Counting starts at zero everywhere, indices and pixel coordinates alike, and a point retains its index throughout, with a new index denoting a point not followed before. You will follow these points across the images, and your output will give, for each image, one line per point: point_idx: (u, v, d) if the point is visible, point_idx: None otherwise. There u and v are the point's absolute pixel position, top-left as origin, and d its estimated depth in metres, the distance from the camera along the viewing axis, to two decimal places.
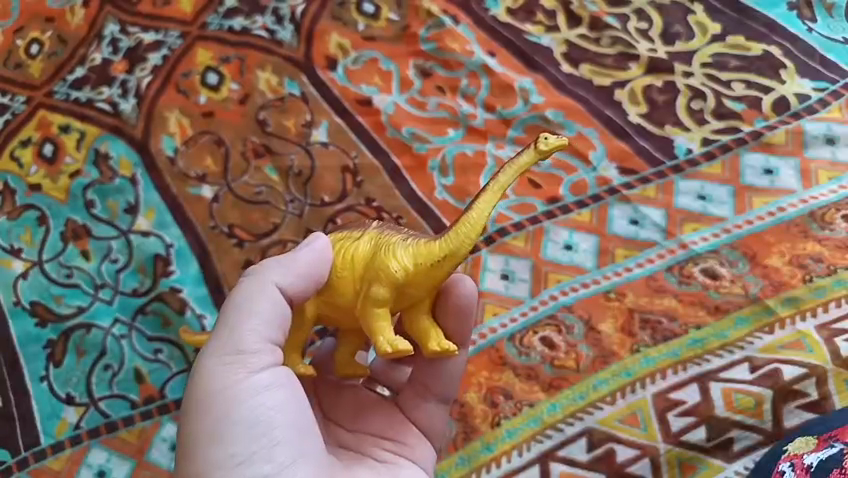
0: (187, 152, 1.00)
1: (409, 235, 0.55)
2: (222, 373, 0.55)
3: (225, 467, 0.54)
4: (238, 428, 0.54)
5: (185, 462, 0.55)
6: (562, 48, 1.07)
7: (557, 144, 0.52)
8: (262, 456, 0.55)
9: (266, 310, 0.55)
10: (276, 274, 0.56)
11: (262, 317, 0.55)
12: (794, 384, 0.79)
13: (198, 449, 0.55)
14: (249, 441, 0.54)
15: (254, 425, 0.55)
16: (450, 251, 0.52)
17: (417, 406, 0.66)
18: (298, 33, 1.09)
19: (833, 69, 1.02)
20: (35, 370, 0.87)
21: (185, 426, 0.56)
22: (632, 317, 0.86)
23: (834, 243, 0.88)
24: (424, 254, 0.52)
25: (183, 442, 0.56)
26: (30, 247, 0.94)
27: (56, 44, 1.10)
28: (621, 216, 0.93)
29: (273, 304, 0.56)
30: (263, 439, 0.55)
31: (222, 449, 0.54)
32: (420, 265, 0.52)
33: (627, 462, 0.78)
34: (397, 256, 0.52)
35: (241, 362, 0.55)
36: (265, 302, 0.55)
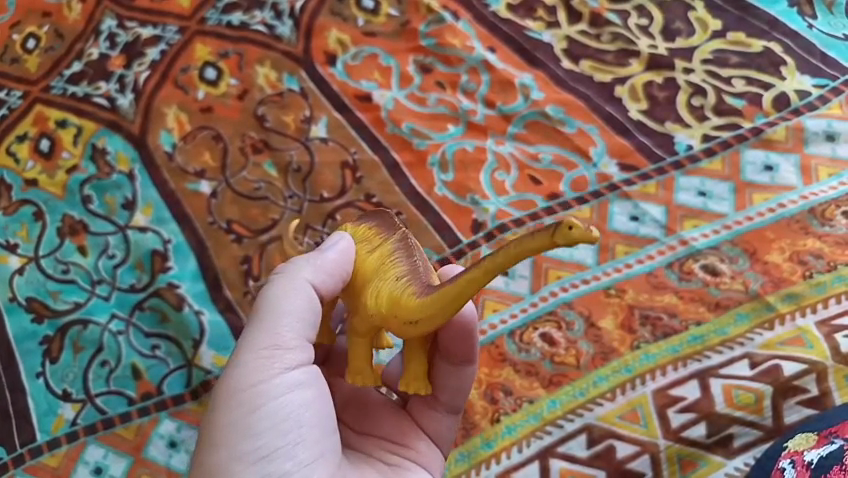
0: (185, 147, 0.99)
1: (405, 270, 0.52)
2: (256, 365, 0.55)
3: (248, 460, 0.54)
4: (266, 422, 0.54)
5: (207, 452, 0.55)
6: (563, 45, 1.07)
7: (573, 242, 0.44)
8: (286, 453, 0.54)
9: (301, 307, 0.56)
10: (310, 269, 0.56)
11: (298, 312, 0.56)
12: (795, 380, 0.79)
13: (223, 440, 0.54)
14: (275, 436, 0.54)
15: (281, 421, 0.55)
16: (419, 315, 0.49)
17: (425, 414, 0.66)
18: (297, 28, 1.08)
19: (833, 66, 1.02)
20: (31, 366, 0.86)
21: (212, 415, 0.55)
22: (633, 313, 0.86)
23: (834, 239, 0.88)
24: (400, 306, 0.50)
25: (208, 431, 0.55)
26: (26, 242, 0.94)
27: (53, 39, 1.09)
28: (622, 212, 0.93)
29: (307, 300, 0.56)
30: (289, 436, 0.55)
31: (247, 442, 0.54)
32: (391, 314, 0.51)
33: (627, 459, 0.77)
34: (374, 301, 0.52)
35: (276, 357, 0.55)
36: (300, 298, 0.56)
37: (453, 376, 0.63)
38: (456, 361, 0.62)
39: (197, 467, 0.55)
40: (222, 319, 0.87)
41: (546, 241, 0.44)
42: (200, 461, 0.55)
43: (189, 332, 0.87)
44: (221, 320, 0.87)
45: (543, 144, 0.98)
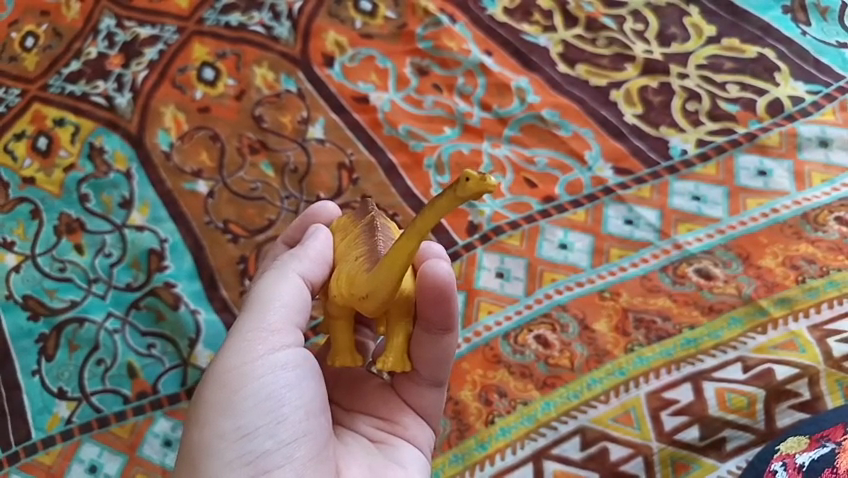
0: (182, 147, 0.99)
1: (363, 253, 0.57)
2: (242, 346, 0.57)
3: (230, 438, 0.54)
4: (249, 400, 0.55)
5: (192, 433, 0.55)
6: (559, 48, 1.08)
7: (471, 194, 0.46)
8: (268, 431, 0.55)
9: (292, 295, 0.59)
10: (298, 262, 0.60)
11: (284, 298, 0.58)
12: (787, 384, 0.79)
13: (207, 419, 0.55)
14: (257, 414, 0.55)
15: (264, 399, 0.55)
16: (368, 291, 0.54)
17: (409, 388, 0.66)
18: (295, 29, 1.09)
19: (826, 72, 1.03)
20: (27, 364, 0.86)
21: (199, 397, 0.56)
22: (626, 316, 0.86)
23: (827, 244, 0.89)
24: (354, 285, 0.55)
25: (194, 413, 0.56)
26: (23, 240, 0.94)
27: (52, 38, 1.10)
28: (617, 215, 0.94)
29: (294, 289, 0.59)
30: (271, 414, 0.55)
31: (230, 420, 0.54)
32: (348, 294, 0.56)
33: (621, 461, 0.78)
34: (336, 283, 0.58)
35: (262, 338, 0.57)
36: (291, 287, 0.59)
37: (432, 347, 0.62)
38: (435, 332, 0.61)
39: (182, 449, 0.55)
40: (218, 319, 0.88)
41: (451, 199, 0.47)
42: (185, 443, 0.55)
43: (185, 331, 0.87)
44: (217, 320, 0.88)
45: (540, 148, 0.99)
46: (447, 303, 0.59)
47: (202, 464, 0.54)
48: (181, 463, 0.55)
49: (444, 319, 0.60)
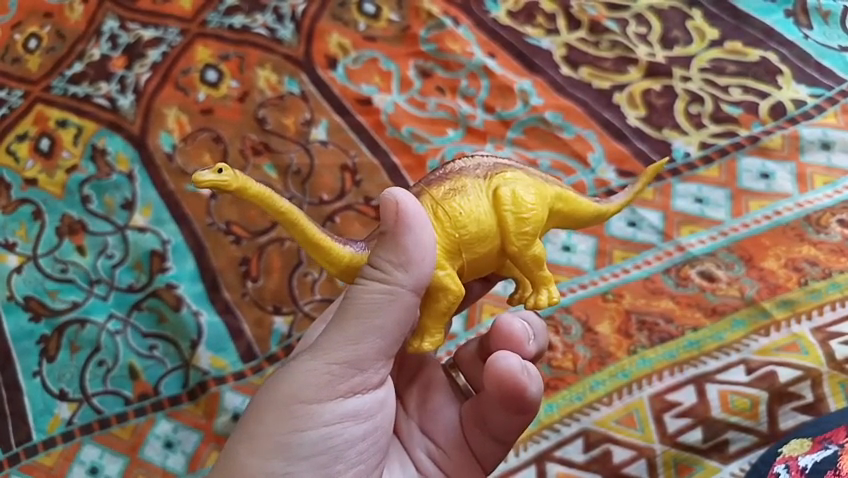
0: (185, 148, 0.99)
1: (472, 185, 0.50)
2: (322, 382, 0.51)
3: None
4: (307, 448, 0.52)
5: (244, 452, 0.52)
6: (562, 51, 1.08)
7: (209, 182, 0.43)
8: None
9: (390, 325, 0.49)
10: (408, 274, 0.47)
11: (382, 333, 0.49)
12: (790, 386, 0.79)
13: (265, 448, 0.52)
14: (310, 466, 0.53)
15: (321, 452, 0.53)
16: (490, 225, 0.49)
17: (473, 432, 0.63)
18: (298, 31, 1.09)
19: (828, 75, 1.03)
20: (28, 365, 0.86)
21: (263, 415, 0.52)
22: (629, 318, 0.86)
23: (829, 247, 0.89)
24: (474, 223, 0.48)
25: (253, 426, 0.52)
26: (24, 241, 0.94)
27: (55, 39, 1.10)
28: (620, 218, 0.94)
29: (397, 324, 0.49)
30: (324, 469, 0.53)
31: (284, 463, 0.52)
32: (472, 231, 0.48)
33: (623, 463, 0.78)
34: (448, 231, 0.48)
35: (343, 379, 0.51)
36: (391, 309, 0.48)
37: (503, 420, 0.59)
38: (510, 411, 0.58)
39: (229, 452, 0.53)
40: (220, 321, 0.87)
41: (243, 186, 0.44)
42: (235, 450, 0.53)
43: (187, 332, 0.87)
44: (219, 321, 0.87)
45: (543, 150, 0.99)
46: (521, 393, 0.56)
47: None
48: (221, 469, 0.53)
49: (518, 399, 0.56)
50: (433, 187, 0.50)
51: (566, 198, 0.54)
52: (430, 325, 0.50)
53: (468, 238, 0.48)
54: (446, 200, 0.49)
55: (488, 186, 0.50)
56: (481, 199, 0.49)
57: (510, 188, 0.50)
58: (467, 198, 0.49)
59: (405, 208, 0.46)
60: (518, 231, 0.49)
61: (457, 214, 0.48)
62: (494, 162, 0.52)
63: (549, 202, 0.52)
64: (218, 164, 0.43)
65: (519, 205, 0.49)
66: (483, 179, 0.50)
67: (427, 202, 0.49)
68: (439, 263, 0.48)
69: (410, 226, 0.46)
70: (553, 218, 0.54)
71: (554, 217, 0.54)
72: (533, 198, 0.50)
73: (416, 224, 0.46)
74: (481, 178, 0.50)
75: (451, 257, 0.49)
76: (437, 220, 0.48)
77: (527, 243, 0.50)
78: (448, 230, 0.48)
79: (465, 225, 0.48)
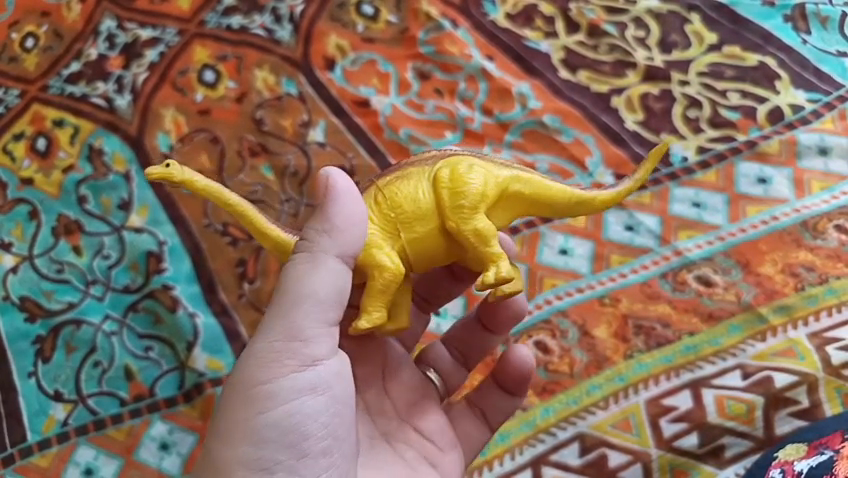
0: (182, 149, 0.99)
1: (416, 171, 0.52)
2: (272, 359, 0.49)
3: (252, 469, 0.49)
4: (272, 430, 0.49)
5: (213, 448, 0.50)
6: (561, 54, 1.08)
7: (161, 174, 0.49)
8: (288, 465, 0.50)
9: (324, 290, 0.49)
10: (336, 240, 0.48)
11: (320, 298, 0.49)
12: (786, 391, 0.79)
13: (230, 439, 0.49)
14: (279, 447, 0.50)
15: (288, 431, 0.50)
16: (425, 207, 0.50)
17: (463, 422, 0.69)
18: (296, 32, 1.09)
19: (826, 81, 1.03)
20: (23, 366, 0.86)
21: (222, 405, 0.50)
22: (626, 322, 0.86)
23: (826, 252, 0.89)
24: (406, 208, 0.50)
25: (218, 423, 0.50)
26: (20, 241, 0.94)
27: (52, 39, 1.10)
28: (617, 222, 0.94)
29: (332, 285, 0.49)
30: (294, 448, 0.50)
31: (252, 449, 0.49)
32: (407, 214, 0.50)
33: (619, 468, 0.78)
34: (383, 216, 0.50)
35: (292, 351, 0.50)
36: (326, 277, 0.49)
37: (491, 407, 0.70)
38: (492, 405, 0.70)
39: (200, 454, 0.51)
40: (217, 322, 0.87)
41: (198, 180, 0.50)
42: (204, 449, 0.50)
43: (183, 334, 0.87)
44: (215, 322, 0.87)
45: (540, 153, 0.99)
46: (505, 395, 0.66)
47: None
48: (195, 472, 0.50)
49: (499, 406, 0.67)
50: (383, 177, 0.53)
51: (525, 178, 0.52)
52: (367, 300, 0.49)
53: (402, 215, 0.50)
54: (388, 187, 0.51)
55: (432, 173, 0.51)
56: (421, 181, 0.51)
57: (456, 169, 0.51)
58: (410, 181, 0.51)
59: (330, 185, 0.49)
60: (455, 205, 0.49)
61: (395, 194, 0.51)
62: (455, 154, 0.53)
63: (503, 182, 0.52)
64: (165, 160, 0.49)
65: (457, 183, 0.50)
66: (431, 167, 0.52)
67: (371, 192, 0.52)
68: (378, 242, 0.50)
69: (334, 196, 0.49)
70: (521, 202, 0.52)
71: (521, 201, 0.52)
72: (477, 179, 0.50)
73: (339, 197, 0.49)
74: (432, 165, 0.52)
75: (388, 237, 0.50)
76: (376, 205, 0.51)
77: (467, 216, 0.49)
78: (384, 208, 0.51)
79: (401, 204, 0.50)
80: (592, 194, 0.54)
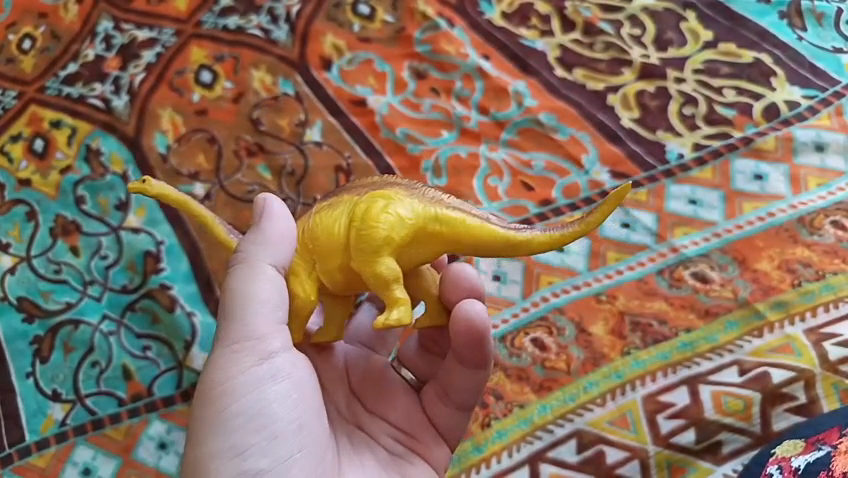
0: (179, 149, 0.99)
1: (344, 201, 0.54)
2: (226, 358, 0.54)
3: (225, 457, 0.53)
4: (238, 419, 0.53)
5: (190, 450, 0.54)
6: (556, 52, 1.08)
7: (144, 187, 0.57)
8: (262, 449, 0.53)
9: (266, 292, 0.53)
10: (266, 250, 0.53)
11: (263, 299, 0.53)
12: (783, 387, 0.79)
13: (200, 437, 0.53)
14: (247, 433, 0.53)
15: (253, 418, 0.53)
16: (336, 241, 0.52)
17: (435, 407, 0.65)
18: (293, 33, 1.09)
19: (822, 77, 1.03)
20: (21, 366, 0.86)
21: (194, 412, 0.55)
22: (623, 319, 0.86)
23: (823, 248, 0.89)
24: (322, 240, 0.53)
25: (191, 428, 0.54)
26: (18, 242, 0.94)
27: (49, 40, 1.10)
28: (613, 219, 0.94)
29: (272, 286, 0.53)
30: (262, 432, 0.53)
31: (221, 440, 0.53)
32: (322, 246, 0.53)
33: (617, 464, 0.78)
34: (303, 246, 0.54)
35: (243, 347, 0.54)
36: (263, 282, 0.53)
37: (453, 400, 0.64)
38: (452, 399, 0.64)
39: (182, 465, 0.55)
40: (214, 322, 0.87)
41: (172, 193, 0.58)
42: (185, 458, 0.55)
43: (180, 333, 0.87)
44: (213, 322, 0.87)
45: (537, 151, 0.99)
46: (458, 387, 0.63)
47: None
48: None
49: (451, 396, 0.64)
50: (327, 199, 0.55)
51: (444, 218, 0.52)
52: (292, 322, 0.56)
53: (320, 247, 0.53)
54: (318, 215, 0.54)
55: (355, 205, 0.52)
56: (343, 213, 0.53)
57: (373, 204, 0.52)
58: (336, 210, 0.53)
59: (268, 207, 0.55)
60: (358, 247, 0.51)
61: (317, 226, 0.53)
62: (392, 184, 0.54)
63: (419, 222, 0.51)
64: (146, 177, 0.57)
65: (364, 222, 0.51)
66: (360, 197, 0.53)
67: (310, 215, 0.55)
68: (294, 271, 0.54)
69: (262, 219, 0.55)
70: (445, 237, 0.52)
71: (440, 240, 0.52)
72: (385, 219, 0.50)
73: (272, 216, 0.55)
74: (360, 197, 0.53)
75: (305, 265, 0.54)
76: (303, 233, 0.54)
77: (370, 258, 0.50)
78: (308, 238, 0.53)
79: (319, 236, 0.53)
80: (519, 235, 0.52)
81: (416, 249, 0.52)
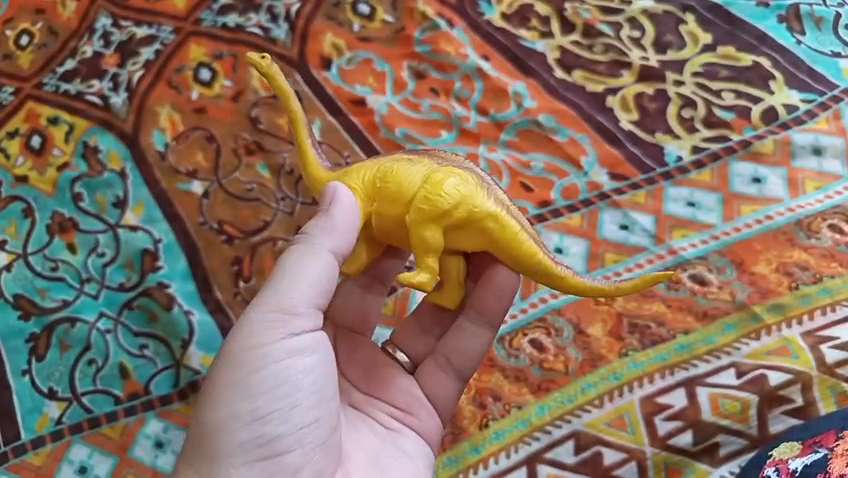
0: (178, 147, 0.99)
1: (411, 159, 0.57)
2: (262, 326, 0.55)
3: (246, 419, 0.55)
4: (265, 385, 0.55)
5: (207, 409, 0.55)
6: (556, 54, 1.08)
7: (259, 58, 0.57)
8: (282, 416, 0.55)
9: (312, 271, 0.55)
10: (330, 238, 0.55)
11: (308, 279, 0.55)
12: (780, 390, 0.80)
13: (223, 397, 0.55)
14: (271, 398, 0.55)
15: (279, 384, 0.55)
16: (416, 185, 0.55)
17: (434, 378, 0.68)
18: (292, 32, 1.09)
19: (820, 82, 1.03)
20: (17, 364, 0.86)
21: (213, 373, 0.56)
22: (621, 321, 0.86)
23: (820, 251, 0.89)
24: (403, 179, 0.55)
25: (209, 388, 0.55)
26: (14, 239, 0.93)
27: (47, 36, 1.09)
28: (612, 220, 0.94)
29: (322, 267, 0.55)
30: (286, 398, 0.55)
31: (246, 403, 0.54)
32: (396, 183, 0.55)
33: (614, 466, 0.78)
34: (376, 180, 0.56)
35: (282, 320, 0.55)
36: (312, 261, 0.55)
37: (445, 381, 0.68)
38: (450, 370, 0.67)
39: (191, 423, 0.56)
40: (211, 319, 0.87)
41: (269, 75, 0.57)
42: (197, 419, 0.55)
43: (178, 332, 0.86)
44: (210, 320, 0.87)
45: (536, 152, 0.99)
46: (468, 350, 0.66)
47: (213, 440, 0.55)
48: (191, 440, 0.56)
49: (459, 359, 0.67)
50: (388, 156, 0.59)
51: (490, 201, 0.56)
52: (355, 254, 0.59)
53: (386, 190, 0.56)
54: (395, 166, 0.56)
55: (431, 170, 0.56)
56: (416, 175, 0.55)
57: (442, 172, 0.55)
58: (415, 167, 0.56)
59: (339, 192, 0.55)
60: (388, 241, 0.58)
61: (397, 172, 0.56)
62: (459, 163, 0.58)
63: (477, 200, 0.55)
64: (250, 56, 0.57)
65: (444, 181, 0.54)
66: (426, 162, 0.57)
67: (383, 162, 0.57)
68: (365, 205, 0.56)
69: (336, 202, 0.54)
70: (485, 240, 0.56)
71: (487, 235, 0.56)
72: (450, 185, 0.54)
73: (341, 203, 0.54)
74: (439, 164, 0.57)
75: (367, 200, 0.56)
76: (387, 168, 0.56)
77: (434, 216, 0.54)
78: (375, 182, 0.56)
79: (391, 181, 0.56)
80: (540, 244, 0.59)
81: (463, 233, 0.56)
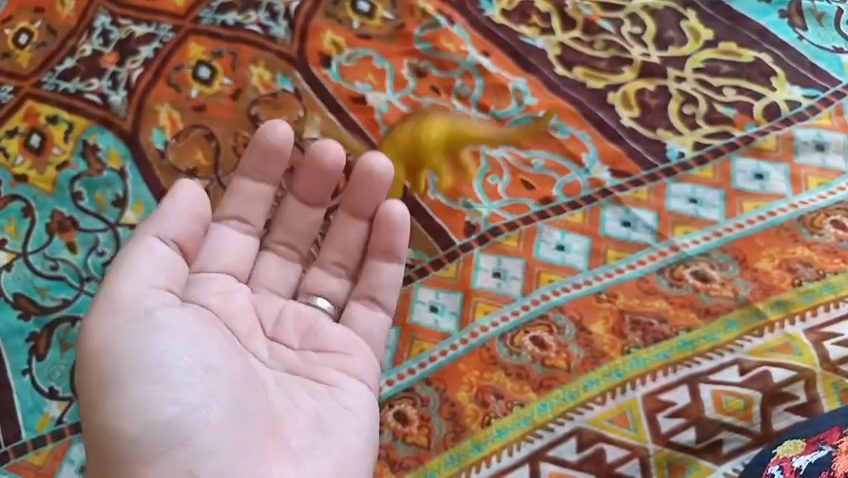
0: (177, 145, 0.98)
1: None
2: (116, 329, 0.61)
3: (131, 410, 0.59)
4: (136, 375, 0.60)
5: (93, 417, 0.60)
6: (556, 51, 1.08)
7: None
8: (164, 397, 0.59)
9: (140, 266, 0.63)
10: (153, 226, 0.65)
11: (132, 274, 0.63)
12: (783, 387, 0.79)
13: (104, 402, 0.60)
14: (148, 385, 0.59)
15: (152, 370, 0.60)
16: None
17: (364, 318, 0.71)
18: (292, 29, 1.08)
19: (822, 77, 1.03)
20: (17, 363, 0.85)
21: (86, 383, 0.61)
22: (623, 318, 0.86)
23: (823, 248, 0.89)
24: None
25: (89, 399, 0.61)
26: (14, 238, 0.93)
27: (45, 35, 1.09)
28: (614, 217, 0.93)
29: (148, 257, 0.64)
30: (162, 380, 0.59)
31: (125, 398, 0.59)
32: None
33: (617, 463, 0.77)
34: None
35: (131, 319, 0.61)
36: (141, 259, 0.64)
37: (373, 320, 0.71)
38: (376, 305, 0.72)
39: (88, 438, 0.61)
40: None
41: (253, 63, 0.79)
42: (92, 432, 0.60)
43: None
44: None
45: (537, 149, 0.99)
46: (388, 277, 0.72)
47: (112, 442, 0.59)
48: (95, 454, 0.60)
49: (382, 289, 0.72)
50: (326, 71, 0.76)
51: None
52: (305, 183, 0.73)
53: None
54: None
55: None
56: None
57: None
58: None
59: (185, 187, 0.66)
60: None
61: None
62: None
63: None
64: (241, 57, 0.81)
65: None
66: None
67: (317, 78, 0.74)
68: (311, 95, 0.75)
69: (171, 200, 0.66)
70: None
71: None
72: None
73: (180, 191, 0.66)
74: None
75: None
76: None
77: None
78: None
79: None
80: None
81: None
